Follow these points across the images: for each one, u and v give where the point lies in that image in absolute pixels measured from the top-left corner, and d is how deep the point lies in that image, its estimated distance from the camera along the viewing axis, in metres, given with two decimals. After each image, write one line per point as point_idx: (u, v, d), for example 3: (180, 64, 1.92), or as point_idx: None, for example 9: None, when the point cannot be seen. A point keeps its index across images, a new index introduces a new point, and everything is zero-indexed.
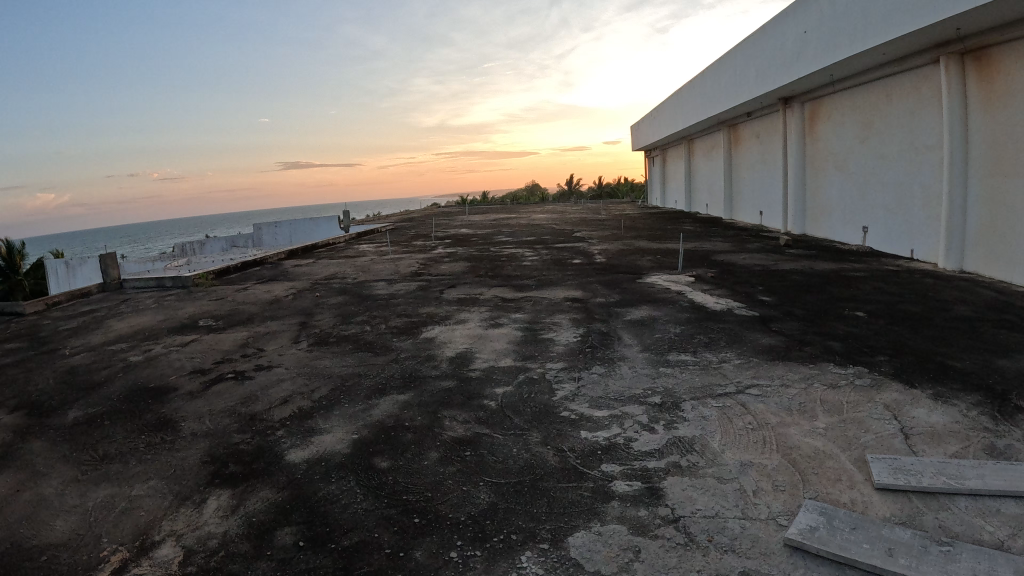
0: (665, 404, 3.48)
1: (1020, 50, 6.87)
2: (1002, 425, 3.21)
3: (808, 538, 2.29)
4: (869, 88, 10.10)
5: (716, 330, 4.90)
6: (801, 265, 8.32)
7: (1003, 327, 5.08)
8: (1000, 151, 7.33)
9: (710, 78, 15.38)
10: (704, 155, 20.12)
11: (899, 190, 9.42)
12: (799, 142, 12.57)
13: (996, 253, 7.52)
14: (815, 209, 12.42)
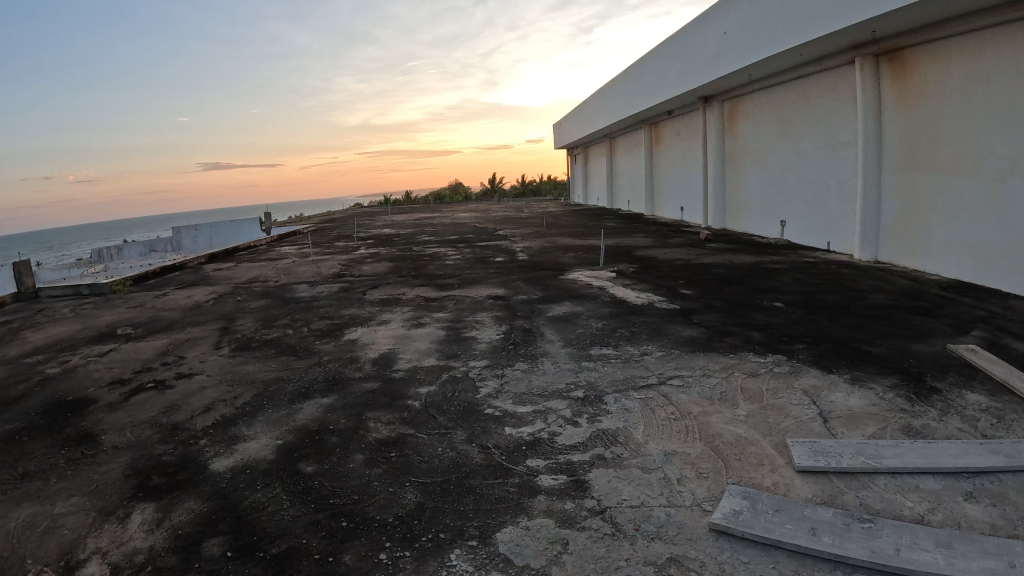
0: (588, 398, 3.54)
1: (933, 50, 7.24)
2: (919, 407, 3.41)
3: (732, 522, 2.38)
4: (786, 87, 10.47)
5: (637, 323, 5.00)
6: (721, 259, 8.56)
7: (916, 314, 5.39)
8: (913, 146, 7.71)
9: (632, 77, 15.66)
10: (625, 153, 20.51)
11: (815, 185, 9.82)
12: (718, 140, 12.94)
13: (910, 243, 7.92)
14: (734, 205, 12.83)
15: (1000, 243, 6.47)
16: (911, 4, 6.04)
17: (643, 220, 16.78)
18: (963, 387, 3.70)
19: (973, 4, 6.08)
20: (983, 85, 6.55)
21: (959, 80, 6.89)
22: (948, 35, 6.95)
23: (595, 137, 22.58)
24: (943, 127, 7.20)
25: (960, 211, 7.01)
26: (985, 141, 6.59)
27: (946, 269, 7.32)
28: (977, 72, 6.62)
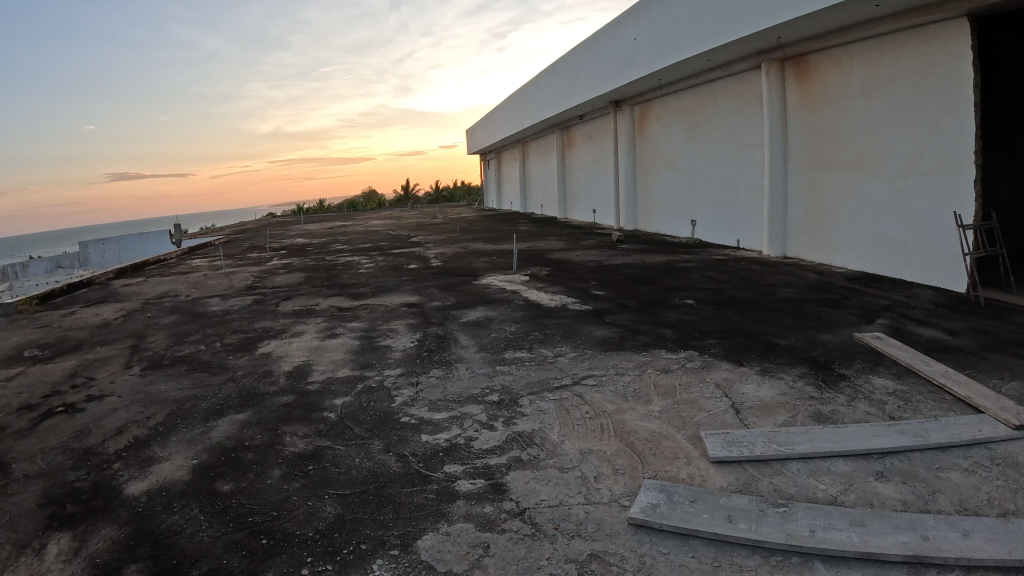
0: (503, 401, 3.56)
1: (834, 56, 7.62)
2: (828, 393, 3.59)
3: (651, 515, 2.44)
4: (694, 91, 10.82)
5: (552, 326, 5.06)
6: (634, 260, 8.75)
7: (821, 306, 5.66)
8: (817, 146, 8.09)
9: (544, 82, 15.85)
10: (537, 157, 20.74)
11: (724, 186, 10.17)
12: (629, 143, 13.24)
13: (816, 238, 8.31)
14: (646, 206, 13.16)
15: (902, 236, 6.85)
16: (817, 10, 6.32)
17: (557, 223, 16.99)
18: (868, 372, 3.92)
19: (873, 12, 6.43)
20: (883, 87, 6.93)
21: (860, 83, 7.27)
22: (848, 42, 7.33)
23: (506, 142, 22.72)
24: (846, 128, 7.57)
25: (863, 207, 7.39)
26: (887, 141, 6.97)
27: (852, 262, 7.70)
28: (877, 75, 7.00)
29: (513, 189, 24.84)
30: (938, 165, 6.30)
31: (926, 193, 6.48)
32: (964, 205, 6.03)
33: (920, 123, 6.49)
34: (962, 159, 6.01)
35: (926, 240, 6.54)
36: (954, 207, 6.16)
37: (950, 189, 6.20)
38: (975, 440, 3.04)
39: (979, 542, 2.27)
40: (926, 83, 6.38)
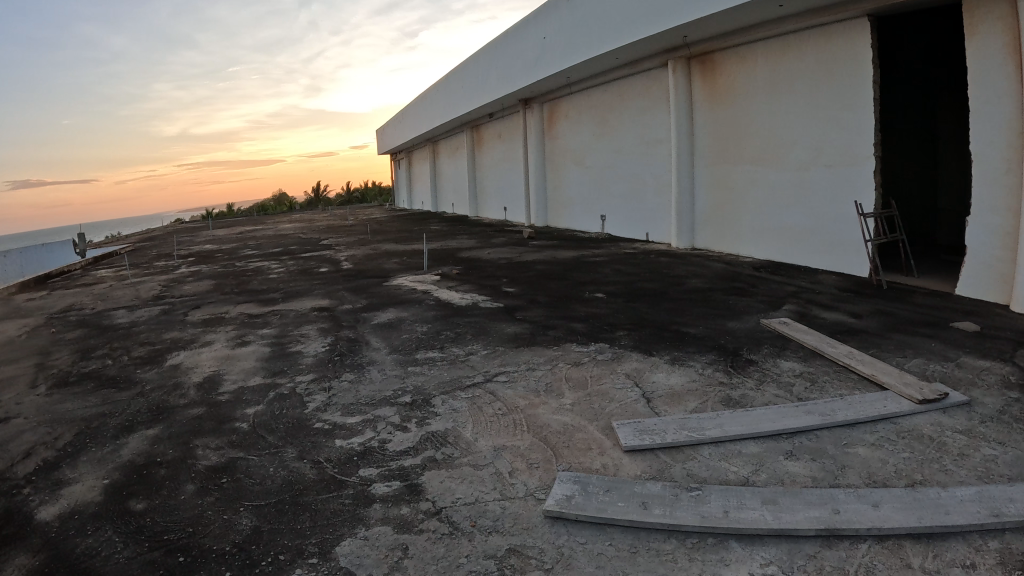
0: (416, 402, 3.55)
1: (739, 54, 7.89)
2: (737, 378, 3.72)
3: (566, 506, 2.48)
4: (602, 89, 11.02)
5: (463, 324, 5.07)
6: (545, 256, 8.85)
7: (730, 294, 5.85)
8: (722, 141, 8.37)
9: (454, 81, 15.81)
10: (449, 157, 20.71)
11: (634, 181, 10.39)
12: (539, 141, 13.36)
13: (722, 229, 8.59)
14: (556, 203, 13.32)
15: (805, 226, 7.15)
16: (725, 9, 6.51)
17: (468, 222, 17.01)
18: (776, 356, 4.08)
19: (777, 12, 6.68)
20: (787, 83, 7.21)
21: (764, 80, 7.55)
22: (752, 40, 7.60)
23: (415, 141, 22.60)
24: (750, 123, 7.85)
25: (768, 198, 7.67)
26: (790, 134, 7.26)
27: (758, 251, 8.00)
28: (781, 72, 7.28)
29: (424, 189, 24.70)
30: (840, 157, 6.60)
31: (828, 183, 6.78)
32: (864, 194, 6.34)
33: (822, 117, 6.79)
34: (863, 151, 6.32)
35: (828, 228, 6.84)
36: (855, 196, 6.46)
37: (851, 179, 6.51)
38: (881, 415, 3.22)
39: (888, 512, 2.42)
40: (827, 79, 6.67)
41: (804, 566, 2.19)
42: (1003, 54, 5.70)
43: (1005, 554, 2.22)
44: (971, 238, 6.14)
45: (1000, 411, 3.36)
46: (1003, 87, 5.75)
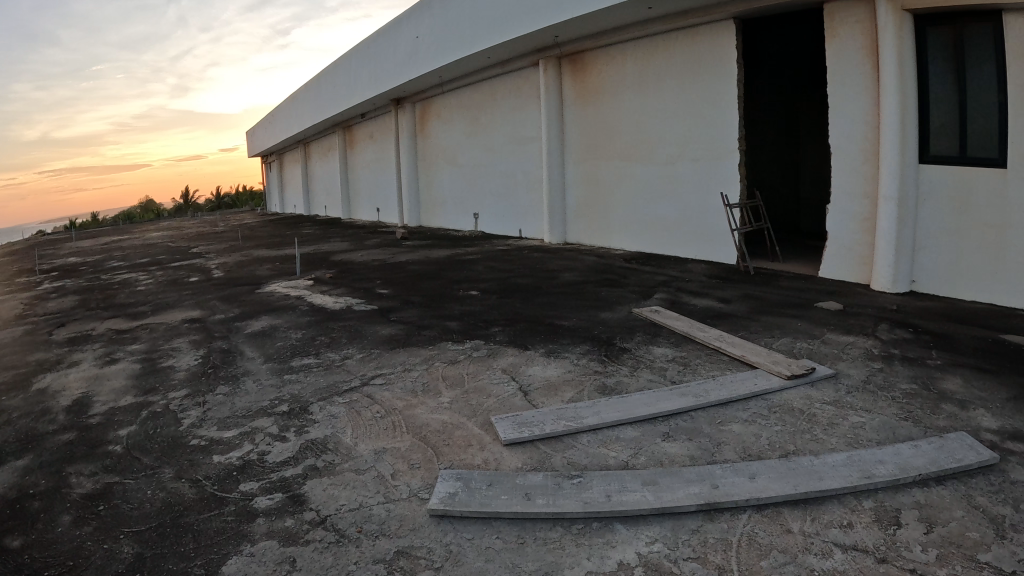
0: (293, 410, 3.49)
1: (607, 54, 8.14)
2: (611, 366, 3.84)
3: (451, 504, 2.49)
4: (473, 88, 11.10)
5: (338, 329, 5.00)
6: (418, 256, 8.84)
7: (602, 286, 6.04)
8: (591, 138, 8.61)
9: (326, 80, 15.45)
10: (322, 159, 20.29)
11: (507, 178, 10.53)
12: (411, 141, 13.27)
13: (593, 223, 8.85)
14: (428, 202, 13.33)
15: (672, 217, 7.48)
16: (599, 9, 6.67)
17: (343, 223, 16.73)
18: (649, 343, 4.24)
19: (645, 13, 6.92)
20: (654, 81, 7.51)
21: (631, 79, 7.83)
22: (620, 41, 7.86)
23: (286, 143, 22.05)
24: (618, 121, 8.12)
25: (636, 192, 7.96)
26: (657, 130, 7.56)
27: (629, 244, 8.29)
28: (648, 71, 7.57)
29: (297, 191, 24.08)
30: (705, 151, 6.93)
31: (694, 177, 7.12)
32: (730, 186, 6.69)
33: (688, 114, 7.11)
34: (728, 145, 6.67)
35: (696, 219, 7.19)
36: (720, 188, 6.82)
37: (716, 171, 6.85)
38: (753, 393, 3.41)
39: (765, 482, 2.58)
40: (694, 77, 6.99)
41: (688, 540, 2.30)
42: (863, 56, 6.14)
43: (878, 513, 2.43)
44: (831, 225, 6.58)
45: (865, 381, 3.65)
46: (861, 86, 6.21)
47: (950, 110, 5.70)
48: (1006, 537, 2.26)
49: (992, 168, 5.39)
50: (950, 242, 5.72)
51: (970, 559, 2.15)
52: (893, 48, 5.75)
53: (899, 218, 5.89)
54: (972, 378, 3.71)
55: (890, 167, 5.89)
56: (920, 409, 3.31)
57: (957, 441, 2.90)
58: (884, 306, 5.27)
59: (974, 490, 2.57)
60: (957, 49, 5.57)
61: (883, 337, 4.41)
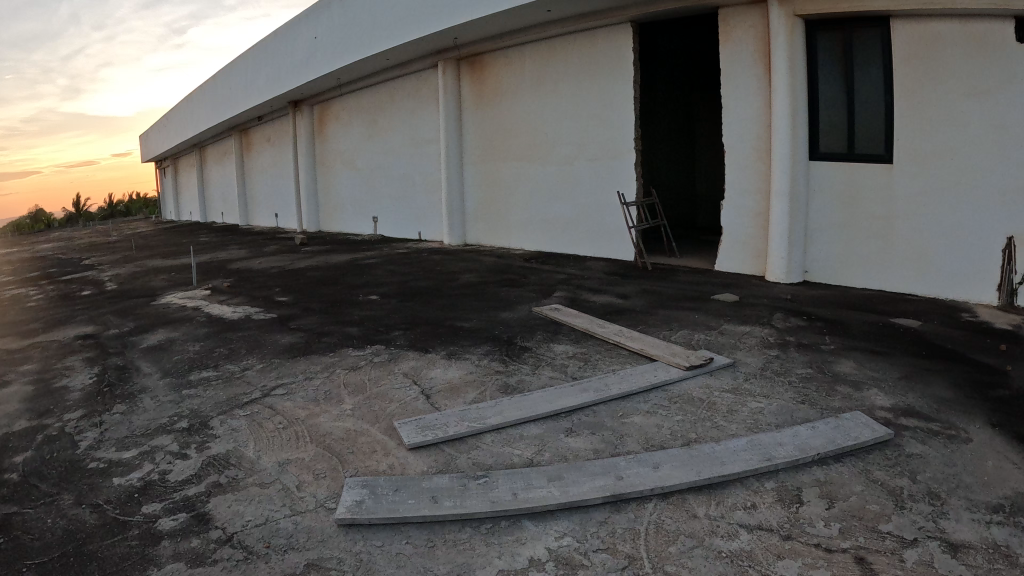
0: (193, 426, 3.36)
1: (507, 57, 8.24)
2: (512, 365, 3.90)
3: (357, 512, 2.46)
4: (372, 90, 10.97)
5: (236, 339, 4.86)
6: (317, 261, 8.69)
7: (501, 286, 6.11)
8: (490, 140, 8.69)
9: (222, 81, 14.95)
10: (218, 163, 19.61)
11: (405, 181, 10.51)
12: (308, 144, 12.99)
13: (493, 224, 8.94)
14: (327, 207, 13.11)
15: (571, 217, 7.71)
16: (497, 11, 6.76)
17: (240, 230, 16.20)
18: (550, 341, 4.31)
19: (544, 16, 7.05)
20: (553, 82, 7.69)
21: (532, 80, 7.97)
22: (521, 44, 7.97)
23: (181, 147, 21.22)
24: (519, 122, 8.23)
25: (536, 192, 8.13)
26: (557, 131, 7.74)
27: (528, 244, 8.45)
28: (549, 74, 7.74)
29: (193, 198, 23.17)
30: (602, 151, 7.18)
31: (592, 176, 7.37)
32: (626, 185, 6.97)
33: (586, 114, 7.35)
34: (624, 145, 6.95)
35: (593, 218, 7.45)
36: (617, 187, 7.09)
37: (613, 171, 7.12)
38: (653, 385, 3.52)
39: (668, 471, 2.66)
40: (592, 79, 7.23)
41: (598, 531, 2.35)
42: (753, 60, 6.44)
43: (780, 492, 2.56)
44: (724, 219, 6.85)
45: (762, 367, 3.83)
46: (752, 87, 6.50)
47: (837, 110, 6.11)
48: (904, 507, 2.43)
49: (878, 164, 5.85)
50: (839, 232, 6.14)
51: (872, 530, 2.30)
52: (784, 51, 6.05)
53: (790, 212, 6.22)
54: (864, 361, 3.97)
55: (781, 164, 6.20)
56: (816, 391, 3.50)
57: (852, 420, 3.10)
58: (778, 296, 5.53)
59: (871, 465, 2.75)
60: (845, 53, 5.98)
61: (778, 326, 4.63)
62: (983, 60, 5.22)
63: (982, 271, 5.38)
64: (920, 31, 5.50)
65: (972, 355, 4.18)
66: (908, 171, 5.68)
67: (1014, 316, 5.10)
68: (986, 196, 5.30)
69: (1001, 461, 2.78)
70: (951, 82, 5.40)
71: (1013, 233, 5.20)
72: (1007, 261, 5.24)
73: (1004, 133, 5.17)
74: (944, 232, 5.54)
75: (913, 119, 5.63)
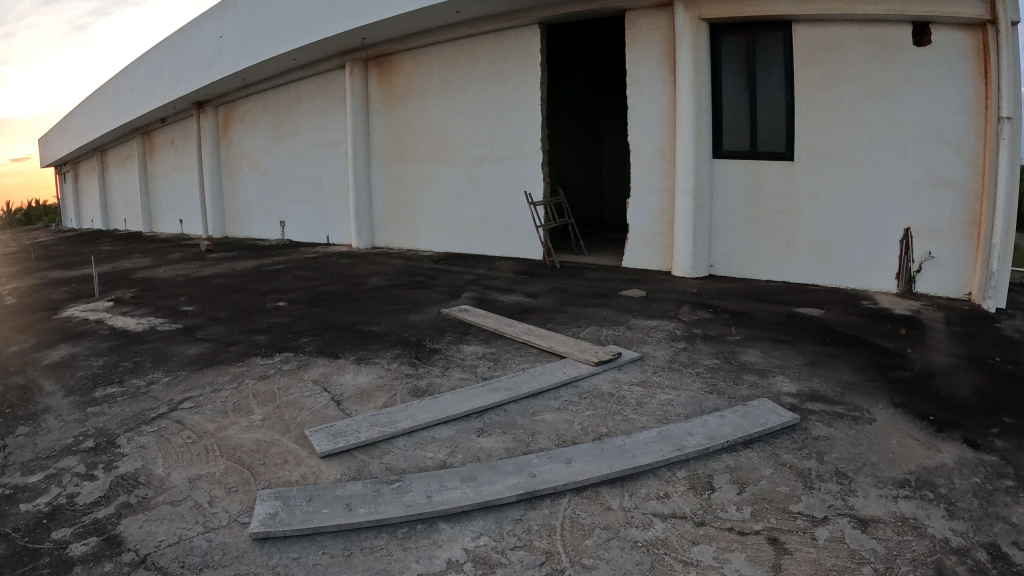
0: (99, 446, 3.13)
1: (416, 57, 8.19)
2: (423, 367, 3.89)
3: (272, 525, 2.35)
4: (279, 91, 10.71)
5: (141, 353, 4.64)
6: (224, 268, 8.43)
7: (411, 289, 6.08)
8: (399, 141, 8.61)
9: (123, 80, 14.32)
10: (120, 168, 18.76)
11: (311, 184, 10.33)
12: (213, 147, 12.59)
13: (402, 227, 8.88)
14: (233, 212, 12.74)
15: (480, 217, 7.84)
16: (404, 12, 6.73)
17: (143, 237, 15.52)
18: (459, 343, 4.33)
19: (453, 17, 7.04)
20: (460, 83, 7.76)
21: (441, 82, 7.97)
22: (430, 44, 7.94)
23: (80, 152, 20.22)
24: (429, 123, 8.20)
25: (445, 193, 8.17)
26: (465, 132, 7.81)
27: (436, 245, 8.50)
28: (457, 75, 7.76)
29: (94, 204, 22.09)
30: (509, 151, 7.35)
31: (498, 176, 7.53)
32: (532, 185, 7.17)
33: (492, 115, 7.49)
34: (530, 145, 7.14)
35: (499, 217, 7.63)
36: (523, 186, 7.28)
37: (520, 171, 7.30)
38: (563, 381, 3.57)
39: (581, 465, 2.69)
40: (497, 80, 7.38)
41: (513, 529, 2.34)
42: (657, 62, 6.57)
43: (692, 481, 2.62)
44: (631, 218, 6.96)
45: (669, 360, 3.94)
46: (657, 87, 6.63)
47: (740, 111, 6.36)
48: (814, 487, 2.54)
49: (780, 161, 6.17)
50: (743, 227, 6.41)
51: (783, 511, 2.39)
52: (689, 54, 6.20)
53: (695, 209, 6.38)
54: (769, 350, 4.13)
55: (685, 162, 6.34)
56: (724, 380, 3.63)
57: (760, 406, 3.22)
58: (685, 290, 5.68)
59: (780, 449, 2.87)
60: (748, 55, 6.24)
61: (685, 318, 4.77)
62: (881, 63, 5.67)
63: (880, 260, 5.88)
64: (821, 35, 5.86)
65: (872, 339, 4.41)
66: (809, 168, 6.05)
67: (910, 304, 5.48)
68: (884, 190, 5.77)
69: (903, 438, 2.96)
70: (850, 83, 5.81)
71: (910, 226, 5.72)
72: (905, 251, 5.76)
73: (901, 131, 5.66)
74: (845, 225, 5.97)
75: (815, 118, 5.99)
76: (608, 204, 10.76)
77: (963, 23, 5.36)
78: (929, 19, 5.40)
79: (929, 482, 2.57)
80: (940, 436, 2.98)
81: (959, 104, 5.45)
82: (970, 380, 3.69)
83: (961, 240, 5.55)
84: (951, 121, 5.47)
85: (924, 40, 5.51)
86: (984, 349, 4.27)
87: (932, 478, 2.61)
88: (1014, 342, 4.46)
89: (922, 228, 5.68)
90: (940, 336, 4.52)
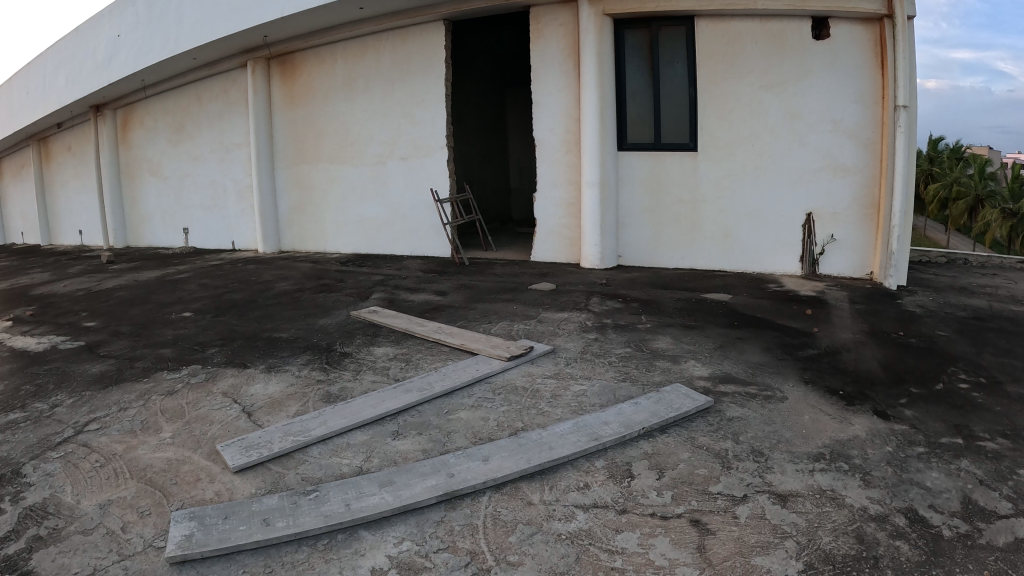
0: (1, 476, 2.85)
1: (319, 56, 8.01)
2: (334, 372, 3.80)
3: (188, 547, 2.20)
4: (178, 92, 10.30)
5: (41, 372, 4.31)
6: (125, 280, 8.01)
7: (319, 292, 5.93)
8: (304, 141, 8.39)
9: (14, 84, 13.49)
10: (15, 177, 17.71)
11: (213, 188, 9.99)
12: (112, 153, 11.98)
13: (308, 229, 8.67)
14: (133, 220, 12.18)
15: (387, 216, 7.78)
16: (307, 9, 6.57)
17: (40, 250, 14.65)
18: (370, 344, 4.26)
19: (358, 14, 6.92)
20: (364, 83, 7.64)
21: (345, 80, 7.81)
22: (334, 41, 7.77)
23: None
24: (335, 122, 8.03)
25: (351, 193, 8.03)
26: (370, 130, 7.71)
27: (342, 246, 8.35)
28: (363, 72, 7.64)
29: None
30: (414, 149, 7.36)
31: (403, 175, 7.52)
32: (438, 181, 7.24)
33: (398, 113, 7.44)
34: (436, 143, 7.18)
35: (405, 216, 7.62)
36: (430, 184, 7.31)
37: (425, 168, 7.33)
38: (477, 377, 3.55)
39: (498, 462, 2.67)
40: (401, 78, 7.34)
41: (436, 532, 2.29)
42: (561, 56, 6.58)
43: (611, 469, 2.64)
44: (538, 212, 6.93)
45: (580, 351, 3.97)
46: (561, 83, 6.64)
47: (643, 103, 6.44)
48: (731, 467, 2.60)
49: (684, 153, 6.30)
50: (649, 218, 6.52)
51: (703, 492, 2.43)
52: (594, 48, 6.18)
53: (602, 201, 6.40)
54: (678, 336, 4.22)
55: (591, 154, 6.35)
56: (636, 368, 3.68)
57: (673, 391, 3.28)
58: (593, 281, 5.75)
59: (696, 432, 2.92)
60: (651, 48, 6.31)
61: (595, 309, 4.83)
62: (780, 57, 5.93)
63: (784, 245, 6.18)
64: (722, 29, 6.04)
65: (779, 320, 4.57)
66: (712, 158, 6.23)
67: (816, 284, 5.72)
68: (787, 177, 6.05)
69: (815, 414, 3.07)
70: (750, 75, 6.03)
71: (811, 210, 6.03)
72: (807, 234, 6.08)
73: (800, 122, 5.95)
74: (748, 211, 6.21)
75: (717, 110, 6.17)
76: (514, 200, 10.99)
77: (860, 18, 5.73)
78: (827, 13, 5.73)
79: (844, 454, 2.67)
80: (851, 409, 3.11)
81: (855, 94, 5.81)
82: (875, 355, 3.86)
83: (859, 221, 5.94)
84: (848, 110, 5.83)
85: (823, 34, 5.83)
86: (886, 324, 4.48)
87: (845, 450, 2.71)
88: (913, 317, 4.71)
89: (823, 213, 6.01)
90: (845, 314, 4.72)
